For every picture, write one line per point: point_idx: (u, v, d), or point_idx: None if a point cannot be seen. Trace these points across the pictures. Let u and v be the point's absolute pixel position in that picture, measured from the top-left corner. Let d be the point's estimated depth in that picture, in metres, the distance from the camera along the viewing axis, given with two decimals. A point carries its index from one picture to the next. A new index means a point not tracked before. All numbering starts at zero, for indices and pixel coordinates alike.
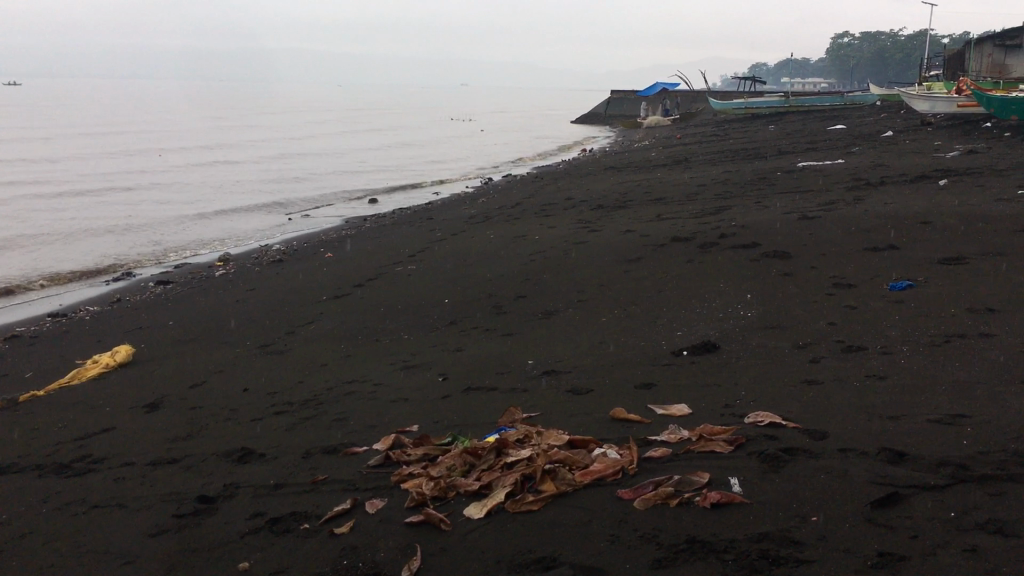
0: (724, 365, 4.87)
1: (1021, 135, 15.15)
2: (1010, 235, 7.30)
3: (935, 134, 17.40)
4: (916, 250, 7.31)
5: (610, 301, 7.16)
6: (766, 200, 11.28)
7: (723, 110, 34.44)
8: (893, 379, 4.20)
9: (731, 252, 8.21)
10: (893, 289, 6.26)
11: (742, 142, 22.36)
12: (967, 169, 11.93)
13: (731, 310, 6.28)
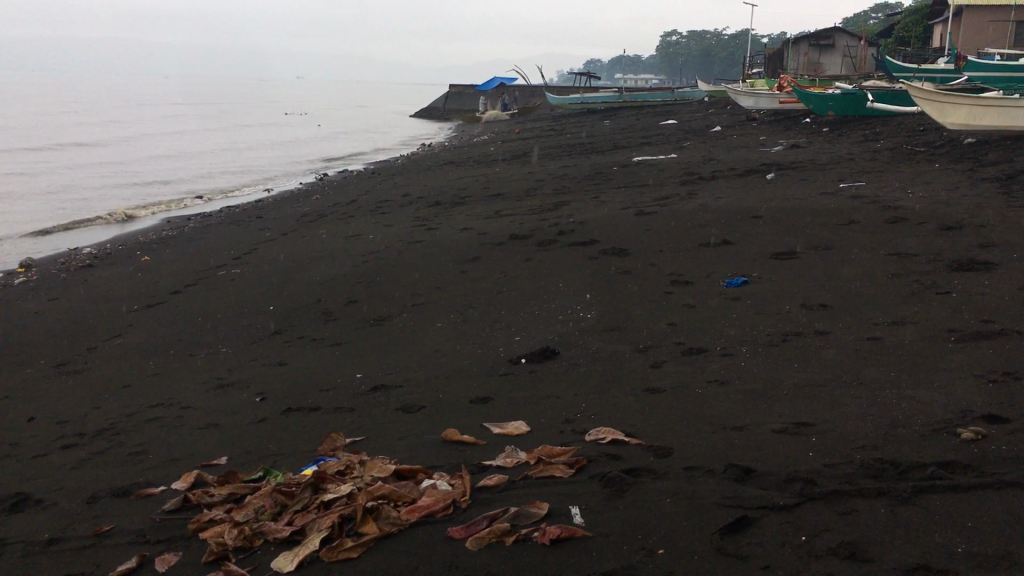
0: (563, 373, 4.62)
1: (838, 130, 15.86)
2: (836, 230, 7.43)
3: (761, 129, 18.03)
4: (749, 246, 7.33)
5: (445, 305, 6.81)
6: (603, 195, 11.22)
7: (560, 105, 34.77)
8: (735, 384, 4.05)
9: (569, 250, 8.04)
10: (730, 286, 6.20)
11: (578, 136, 22.52)
12: (791, 163, 12.31)
13: (570, 312, 6.07)
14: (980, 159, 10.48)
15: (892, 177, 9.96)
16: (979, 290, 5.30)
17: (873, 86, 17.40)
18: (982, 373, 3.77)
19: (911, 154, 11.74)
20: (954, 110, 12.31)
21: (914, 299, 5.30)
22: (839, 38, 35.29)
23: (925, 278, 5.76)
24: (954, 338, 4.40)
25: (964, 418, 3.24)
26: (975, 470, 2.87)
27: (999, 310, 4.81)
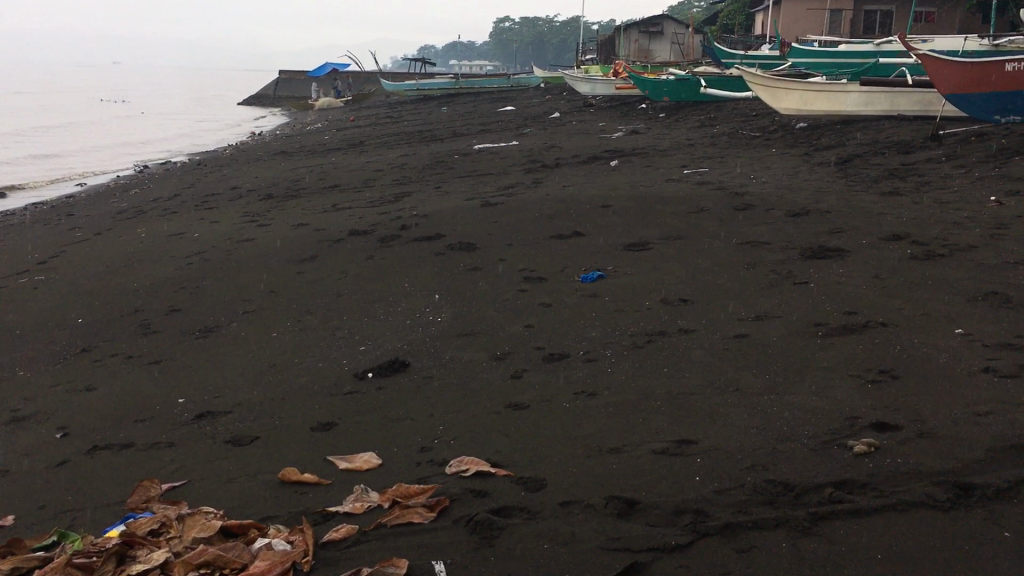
0: (416, 390, 4.17)
1: (675, 116, 16.03)
2: (686, 218, 7.31)
3: (599, 115, 18.07)
4: (601, 237, 7.08)
5: (281, 311, 6.21)
6: (446, 186, 10.79)
7: (396, 91, 33.99)
8: (605, 396, 3.72)
9: (413, 245, 7.57)
10: (585, 282, 5.92)
11: (416, 124, 21.97)
12: (632, 149, 12.26)
13: (418, 315, 5.62)
14: (814, 144, 10.71)
15: (732, 163, 10.01)
16: (836, 279, 5.21)
17: (704, 72, 17.73)
18: (858, 372, 3.59)
19: (748, 139, 11.92)
20: (788, 95, 12.50)
21: (774, 291, 5.15)
22: (668, 25, 36.16)
23: (781, 267, 5.65)
24: (821, 333, 4.24)
25: (852, 428, 3.02)
26: (874, 489, 2.63)
27: (860, 301, 4.71)
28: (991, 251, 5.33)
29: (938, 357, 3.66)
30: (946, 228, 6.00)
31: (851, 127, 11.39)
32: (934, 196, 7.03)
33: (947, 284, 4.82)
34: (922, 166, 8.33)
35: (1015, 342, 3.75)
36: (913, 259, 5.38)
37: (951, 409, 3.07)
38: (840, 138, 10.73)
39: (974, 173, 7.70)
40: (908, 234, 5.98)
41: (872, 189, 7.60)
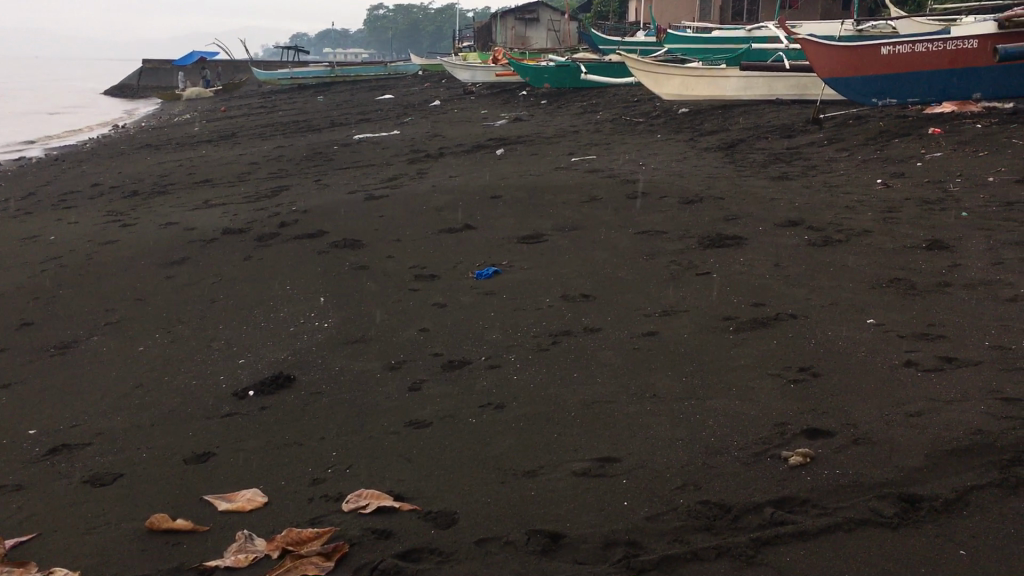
0: (304, 408, 3.78)
1: (557, 103, 15.87)
2: (578, 207, 7.08)
3: (480, 103, 17.78)
4: (493, 230, 6.78)
5: (148, 321, 5.66)
6: (326, 178, 10.29)
7: (268, 82, 32.80)
8: (513, 409, 3.43)
9: (294, 243, 7.10)
10: (480, 279, 5.60)
11: (291, 113, 21.18)
12: (517, 137, 12.02)
13: (302, 321, 5.20)
14: (697, 129, 10.70)
15: (619, 149, 9.88)
16: (738, 268, 5.06)
17: (583, 58, 17.64)
18: (777, 371, 3.40)
19: (632, 125, 11.84)
20: (668, 81, 12.42)
21: (677, 284, 4.96)
22: (544, 12, 36.14)
23: (681, 257, 5.49)
24: (732, 328, 4.05)
25: (783, 435, 2.81)
26: (816, 506, 2.41)
27: (766, 291, 4.56)
28: (887, 234, 5.27)
29: (856, 351, 3.51)
30: (840, 212, 5.94)
31: (732, 112, 11.44)
32: (823, 180, 7.00)
33: (849, 270, 4.71)
34: (806, 150, 8.35)
35: (929, 330, 3.62)
36: (811, 245, 5.29)
37: (881, 409, 2.89)
38: (723, 123, 10.74)
39: (858, 155, 7.74)
40: (803, 219, 5.90)
41: (762, 174, 7.55)
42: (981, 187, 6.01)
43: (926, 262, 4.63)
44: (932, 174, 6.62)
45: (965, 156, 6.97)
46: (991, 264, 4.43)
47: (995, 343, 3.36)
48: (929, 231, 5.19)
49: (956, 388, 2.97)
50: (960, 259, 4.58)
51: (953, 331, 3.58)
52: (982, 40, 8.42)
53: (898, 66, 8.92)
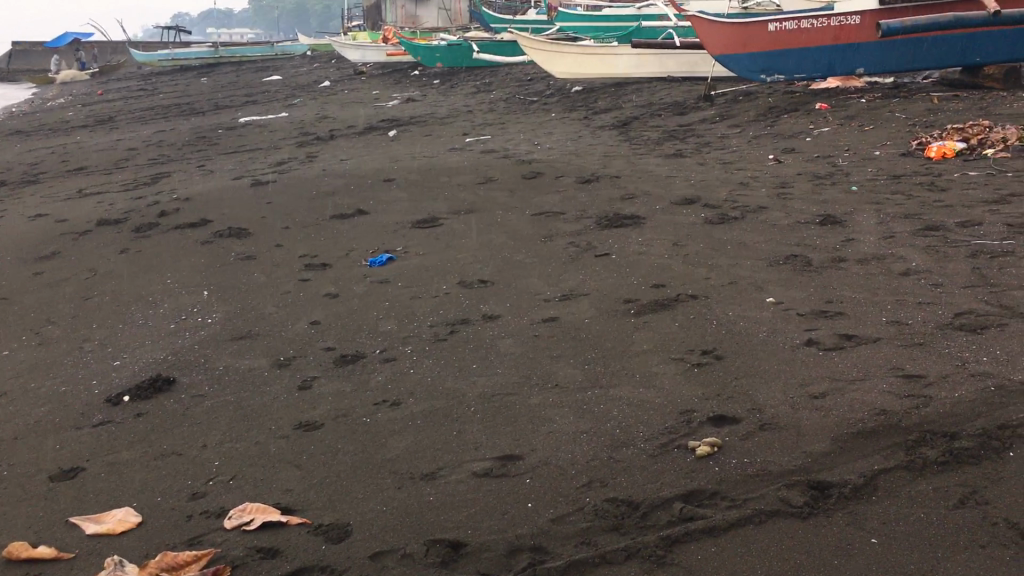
0: (184, 413, 3.52)
1: (450, 82, 15.65)
2: (474, 189, 6.91)
3: (372, 83, 17.39)
4: (386, 214, 6.55)
5: (14, 321, 5.25)
6: (210, 164, 9.83)
7: (148, 63, 31.46)
8: (409, 405, 3.25)
9: (176, 234, 6.72)
10: (374, 266, 5.38)
11: (174, 96, 20.33)
12: (410, 117, 11.76)
13: (184, 317, 4.89)
14: (591, 107, 10.65)
15: (514, 129, 9.75)
16: (637, 249, 4.98)
17: (475, 36, 17.42)
18: (681, 355, 3.32)
19: (526, 104, 11.73)
20: (561, 59, 12.31)
21: (576, 266, 4.85)
22: None
23: (579, 238, 5.39)
24: (633, 311, 3.97)
25: (689, 424, 2.72)
26: (726, 498, 2.33)
27: (666, 271, 4.50)
28: (781, 210, 5.27)
29: (758, 331, 3.45)
30: (735, 189, 5.94)
31: (625, 90, 11.45)
32: (716, 157, 7.01)
33: (746, 248, 4.69)
34: (699, 127, 8.38)
35: (828, 307, 3.60)
36: (708, 223, 5.27)
37: (786, 392, 2.83)
38: (617, 101, 10.72)
39: (749, 131, 7.80)
40: (698, 196, 5.88)
41: (657, 152, 7.53)
42: (869, 161, 6.10)
43: (820, 237, 4.64)
44: (821, 149, 6.71)
45: (851, 130, 7.08)
46: (883, 237, 4.46)
47: (892, 319, 3.35)
48: (822, 206, 5.22)
49: (859, 367, 2.94)
50: (853, 233, 4.61)
51: (851, 307, 3.56)
52: (866, 17, 8.54)
53: (786, 43, 8.98)
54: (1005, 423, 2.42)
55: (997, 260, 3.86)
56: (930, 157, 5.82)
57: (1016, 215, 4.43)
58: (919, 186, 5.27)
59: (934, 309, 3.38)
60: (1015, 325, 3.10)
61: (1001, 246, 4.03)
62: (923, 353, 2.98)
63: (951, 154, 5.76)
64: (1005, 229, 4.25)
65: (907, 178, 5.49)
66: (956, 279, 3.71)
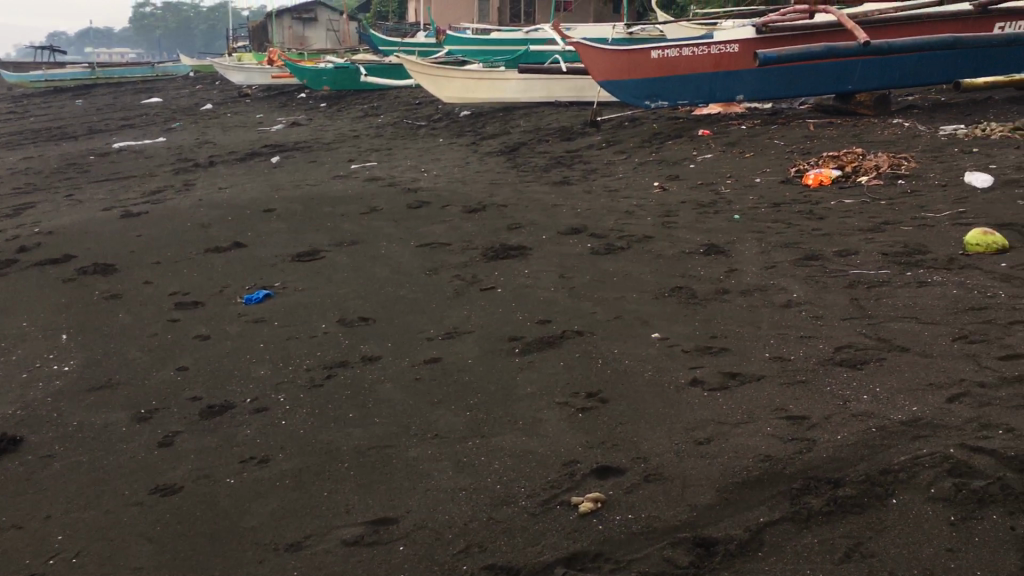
0: (30, 478, 3.21)
1: (337, 106, 15.38)
2: (357, 219, 6.71)
3: (256, 106, 16.95)
4: (264, 247, 6.28)
5: None
6: (78, 193, 9.32)
7: (18, 85, 30.00)
8: (278, 462, 3.04)
9: (36, 271, 6.29)
10: (250, 304, 5.12)
11: (44, 120, 19.38)
12: (294, 143, 11.45)
13: (38, 365, 4.53)
14: (479, 132, 10.57)
15: (400, 155, 9.58)
16: (522, 282, 4.87)
17: (362, 59, 17.18)
18: (565, 399, 3.20)
19: (414, 129, 11.58)
20: (448, 83, 12.18)
21: (460, 301, 4.71)
22: (321, 12, 35.32)
23: (464, 271, 5.25)
24: (517, 350, 3.84)
25: (573, 477, 2.60)
26: (609, 561, 2.21)
27: (551, 305, 4.40)
28: (666, 239, 5.26)
29: (643, 370, 3.37)
30: (620, 217, 5.91)
31: (512, 115, 11.43)
32: (602, 184, 7.00)
33: (631, 279, 4.64)
34: (586, 153, 8.39)
35: (712, 343, 3.55)
36: (594, 253, 5.21)
37: (670, 439, 2.74)
38: (505, 126, 10.68)
39: (635, 158, 7.84)
40: (584, 226, 5.83)
41: (543, 179, 7.47)
42: (750, 188, 6.17)
43: (704, 268, 4.63)
44: (704, 176, 6.77)
45: (733, 157, 7.18)
46: (765, 267, 4.47)
47: (775, 354, 3.32)
48: (705, 235, 5.23)
49: (743, 408, 2.88)
50: (736, 263, 4.61)
51: (735, 342, 3.52)
52: (744, 45, 8.67)
53: (667, 70, 9.05)
54: (887, 467, 2.37)
55: (874, 291, 3.90)
56: (808, 184, 5.92)
57: (890, 243, 4.51)
58: (798, 214, 5.34)
59: (815, 343, 3.36)
60: (893, 360, 3.10)
61: (877, 275, 4.08)
62: (806, 392, 2.94)
63: (827, 181, 5.87)
64: (881, 258, 4.32)
65: (787, 206, 5.56)
66: (835, 310, 3.72)
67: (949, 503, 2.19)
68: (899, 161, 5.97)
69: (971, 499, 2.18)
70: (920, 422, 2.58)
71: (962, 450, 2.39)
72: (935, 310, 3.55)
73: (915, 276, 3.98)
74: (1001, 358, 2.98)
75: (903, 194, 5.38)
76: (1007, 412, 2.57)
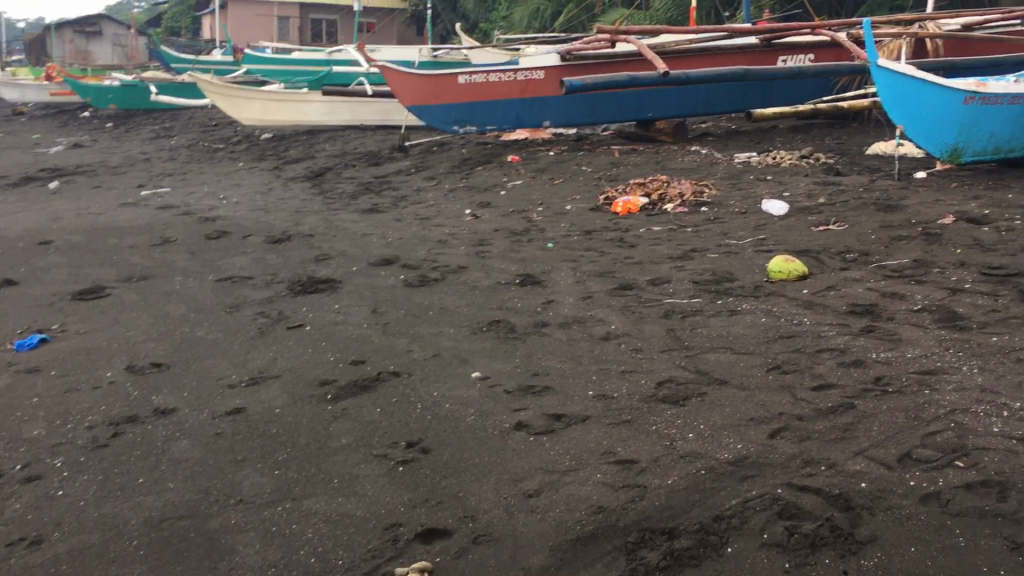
0: None
1: (125, 126, 14.39)
2: (149, 252, 6.18)
3: (31, 125, 15.59)
4: (41, 284, 5.66)
5: None
6: None
7: None
8: (53, 545, 2.63)
9: None
10: (21, 351, 4.55)
11: None
12: (76, 166, 10.55)
13: None
14: (281, 156, 10.13)
15: (196, 180, 9.00)
16: (333, 318, 4.60)
17: (152, 77, 16.21)
18: (383, 451, 2.98)
19: (211, 152, 10.97)
20: (247, 105, 11.51)
21: (265, 342, 4.38)
22: (107, 25, 33.28)
23: (269, 307, 4.91)
24: (329, 397, 3.57)
25: (396, 545, 2.38)
26: None
27: (365, 344, 4.16)
28: (481, 270, 5.14)
29: (465, 414, 3.20)
30: (434, 247, 5.75)
31: (316, 139, 11.06)
32: (413, 212, 6.82)
33: (447, 313, 4.48)
34: (394, 179, 8.18)
35: (535, 382, 3.43)
36: (407, 285, 5.02)
37: (497, 493, 2.58)
38: (308, 150, 10.30)
39: (445, 184, 7.71)
40: (396, 256, 5.62)
41: (352, 206, 7.20)
42: (561, 215, 6.18)
43: (521, 300, 4.54)
44: (515, 202, 6.74)
45: (542, 183, 7.20)
46: (581, 298, 4.44)
47: (599, 393, 3.24)
48: (520, 264, 5.16)
49: (570, 454, 2.76)
50: (552, 294, 4.55)
51: (557, 380, 3.42)
52: (549, 72, 8.75)
53: (475, 95, 9.00)
54: (720, 513, 2.31)
55: (688, 320, 3.92)
56: (617, 212, 5.98)
57: (699, 271, 4.59)
58: (610, 242, 5.37)
59: (636, 379, 3.31)
60: (714, 395, 3.09)
61: (689, 304, 4.12)
62: (632, 433, 2.86)
63: (636, 209, 5.96)
64: (692, 286, 4.38)
65: (598, 234, 5.59)
66: (653, 342, 3.71)
67: (783, 549, 2.14)
68: (701, 189, 6.16)
69: (804, 543, 2.14)
70: (747, 462, 2.55)
71: (790, 490, 2.37)
72: (748, 339, 3.60)
73: (725, 305, 4.06)
74: (814, 389, 3.03)
75: (707, 221, 5.54)
76: (827, 446, 2.59)
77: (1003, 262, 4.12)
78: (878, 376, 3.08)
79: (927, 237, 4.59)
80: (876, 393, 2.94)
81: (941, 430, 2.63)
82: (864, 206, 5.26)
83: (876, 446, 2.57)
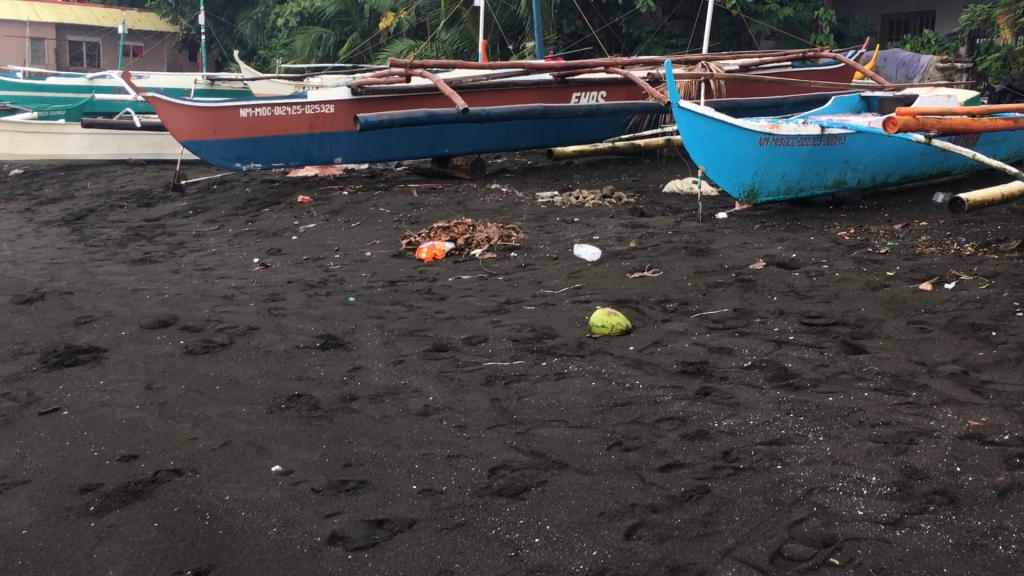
0: None
1: None
2: None
3: None
4: None
5: None
6: None
7: None
8: None
9: None
10: None
11: None
12: None
13: None
14: (34, 196, 8.97)
15: None
16: (98, 399, 3.89)
17: None
18: None
19: None
20: None
21: (9, 433, 3.60)
22: None
23: (17, 386, 4.11)
24: (91, 508, 2.90)
25: None
26: None
27: (139, 432, 3.50)
28: (274, 331, 4.58)
29: (266, 526, 2.66)
30: (218, 303, 5.11)
31: (77, 176, 9.93)
32: (192, 262, 6.10)
33: (239, 387, 3.89)
34: (169, 223, 7.39)
35: (347, 476, 2.95)
36: (188, 353, 4.37)
37: None
38: (68, 188, 9.20)
39: (227, 229, 7.02)
40: (175, 317, 4.93)
41: (119, 256, 6.37)
42: (360, 263, 5.70)
43: (323, 367, 4.04)
44: (308, 249, 6.19)
45: (338, 226, 6.70)
46: (392, 363, 3.99)
47: (423, 487, 2.81)
48: (319, 323, 4.64)
49: None
50: (358, 359, 4.08)
51: (374, 472, 2.95)
52: (340, 106, 8.26)
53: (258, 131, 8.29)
54: None
55: (512, 387, 3.58)
56: (422, 259, 5.58)
57: (517, 327, 4.28)
58: (417, 294, 4.97)
59: (465, 467, 2.91)
60: (555, 483, 2.74)
61: (511, 368, 3.78)
62: (469, 540, 2.45)
63: (441, 256, 5.59)
64: (512, 345, 4.05)
65: (402, 285, 5.17)
66: (478, 417, 3.33)
67: None
68: (508, 233, 5.89)
69: None
70: None
71: None
72: (580, 409, 3.29)
73: (551, 367, 3.75)
74: (662, 470, 2.75)
75: (517, 268, 5.26)
76: (690, 546, 2.30)
77: (820, 311, 4.08)
78: (726, 451, 2.84)
79: (742, 284, 4.51)
80: (728, 472, 2.70)
81: (805, 517, 2.40)
82: (675, 250, 5.16)
83: (742, 543, 2.31)
